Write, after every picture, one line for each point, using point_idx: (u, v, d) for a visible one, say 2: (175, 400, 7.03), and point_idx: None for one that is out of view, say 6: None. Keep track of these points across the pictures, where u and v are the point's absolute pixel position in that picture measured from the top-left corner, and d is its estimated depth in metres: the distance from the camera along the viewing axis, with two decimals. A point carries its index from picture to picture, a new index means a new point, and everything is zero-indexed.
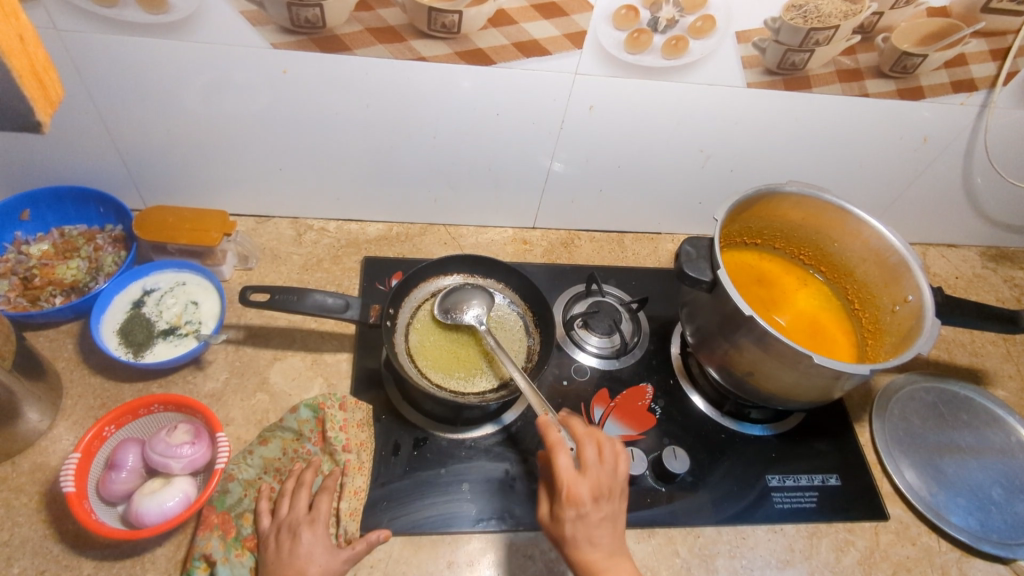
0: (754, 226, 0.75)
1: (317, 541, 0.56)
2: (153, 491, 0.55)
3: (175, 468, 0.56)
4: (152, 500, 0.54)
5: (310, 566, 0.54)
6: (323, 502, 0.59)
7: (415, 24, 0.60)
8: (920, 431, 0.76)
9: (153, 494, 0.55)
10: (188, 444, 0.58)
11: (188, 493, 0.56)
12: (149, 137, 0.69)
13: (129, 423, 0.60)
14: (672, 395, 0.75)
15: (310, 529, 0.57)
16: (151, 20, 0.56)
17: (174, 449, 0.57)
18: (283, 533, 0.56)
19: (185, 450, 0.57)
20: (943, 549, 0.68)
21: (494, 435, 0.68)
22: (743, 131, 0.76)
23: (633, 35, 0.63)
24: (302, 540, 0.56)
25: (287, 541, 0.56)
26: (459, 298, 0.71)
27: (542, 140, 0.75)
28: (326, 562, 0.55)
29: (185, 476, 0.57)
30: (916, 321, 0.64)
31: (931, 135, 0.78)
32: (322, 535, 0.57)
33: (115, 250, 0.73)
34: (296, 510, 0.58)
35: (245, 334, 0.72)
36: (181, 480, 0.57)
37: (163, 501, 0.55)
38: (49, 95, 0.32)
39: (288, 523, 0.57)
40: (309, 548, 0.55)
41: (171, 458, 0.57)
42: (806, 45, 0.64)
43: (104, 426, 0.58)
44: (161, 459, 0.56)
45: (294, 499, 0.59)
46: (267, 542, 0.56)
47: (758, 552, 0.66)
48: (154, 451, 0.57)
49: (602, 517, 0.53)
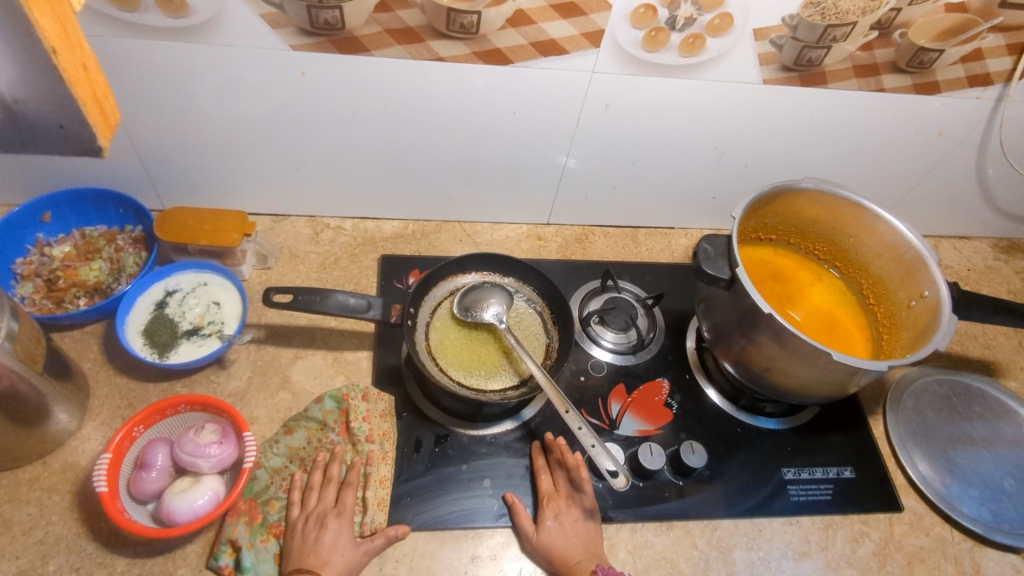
0: (770, 222, 0.76)
1: (342, 532, 0.58)
2: (184, 490, 0.56)
3: (204, 467, 0.57)
4: (182, 499, 0.55)
5: (333, 557, 0.56)
6: (349, 496, 0.60)
7: (434, 24, 0.60)
8: (933, 423, 0.77)
9: (184, 493, 0.55)
10: (216, 443, 0.58)
11: (217, 492, 0.57)
12: (168, 138, 0.70)
13: (158, 423, 0.61)
14: (688, 390, 0.76)
15: (337, 520, 0.58)
16: (173, 24, 0.56)
17: (202, 449, 0.57)
18: (310, 521, 0.58)
19: (213, 449, 0.58)
20: (956, 539, 0.69)
21: (514, 431, 0.69)
22: (759, 127, 0.76)
23: (650, 34, 0.62)
24: (328, 530, 0.57)
25: (313, 531, 0.57)
26: (478, 297, 0.72)
27: (558, 137, 0.75)
28: (349, 554, 0.57)
29: (214, 474, 0.58)
30: (932, 317, 0.64)
31: (946, 129, 0.78)
32: (347, 527, 0.58)
33: (135, 250, 0.74)
34: (323, 502, 0.60)
35: (266, 333, 0.72)
36: (210, 479, 0.57)
37: (193, 499, 0.55)
38: (112, 122, 0.31)
39: (316, 514, 0.59)
40: (334, 539, 0.57)
41: (200, 457, 0.57)
42: (823, 41, 0.64)
43: (134, 427, 0.59)
44: (190, 458, 0.57)
45: (322, 492, 0.60)
46: (294, 532, 0.58)
47: (774, 544, 0.67)
48: (183, 451, 0.57)
49: (574, 522, 0.61)
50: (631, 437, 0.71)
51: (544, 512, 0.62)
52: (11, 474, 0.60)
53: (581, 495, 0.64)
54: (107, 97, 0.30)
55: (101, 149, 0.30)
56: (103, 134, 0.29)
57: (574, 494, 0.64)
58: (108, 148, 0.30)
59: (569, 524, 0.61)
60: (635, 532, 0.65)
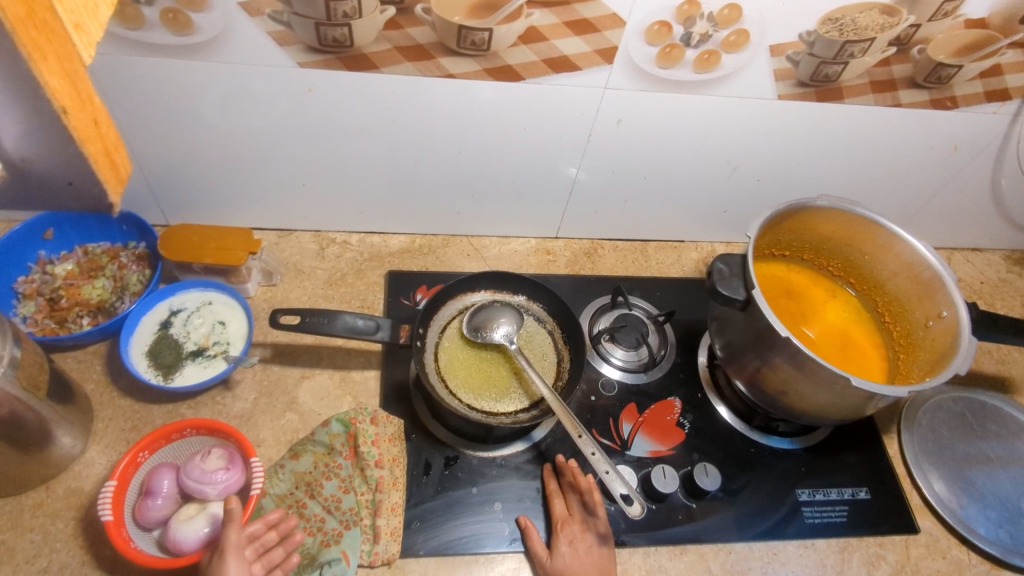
0: (783, 239, 0.75)
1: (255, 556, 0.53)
2: (190, 517, 0.55)
3: (210, 495, 0.56)
4: (189, 528, 0.54)
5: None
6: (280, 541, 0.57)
7: (444, 41, 0.59)
8: (948, 442, 0.76)
9: (190, 521, 0.55)
10: (222, 469, 0.57)
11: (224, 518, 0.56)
12: (173, 154, 0.68)
13: (163, 448, 0.60)
14: (700, 409, 0.74)
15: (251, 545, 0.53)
16: (178, 41, 0.55)
17: (208, 475, 0.56)
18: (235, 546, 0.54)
19: (220, 476, 0.57)
20: (973, 562, 0.68)
21: (524, 453, 0.68)
22: (772, 142, 0.75)
23: (665, 50, 0.61)
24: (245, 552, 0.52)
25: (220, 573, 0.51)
26: (488, 316, 0.70)
27: (568, 151, 0.74)
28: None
29: (220, 500, 0.57)
30: (952, 339, 0.63)
31: (961, 143, 0.77)
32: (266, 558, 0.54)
33: (139, 268, 0.73)
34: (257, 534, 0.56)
35: (272, 352, 0.71)
36: (217, 506, 0.56)
37: (199, 527, 0.55)
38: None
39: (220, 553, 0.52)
40: None
41: (207, 484, 0.56)
42: (841, 57, 0.62)
43: (139, 452, 0.58)
44: (196, 485, 0.56)
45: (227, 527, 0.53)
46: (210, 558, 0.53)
47: (789, 568, 0.66)
48: (189, 477, 0.56)
49: (588, 549, 0.60)
50: (644, 458, 0.70)
51: (557, 539, 0.61)
52: (14, 500, 0.59)
53: (594, 519, 0.62)
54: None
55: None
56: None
57: (586, 518, 0.62)
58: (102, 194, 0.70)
59: (583, 551, 0.60)
60: (648, 556, 0.64)
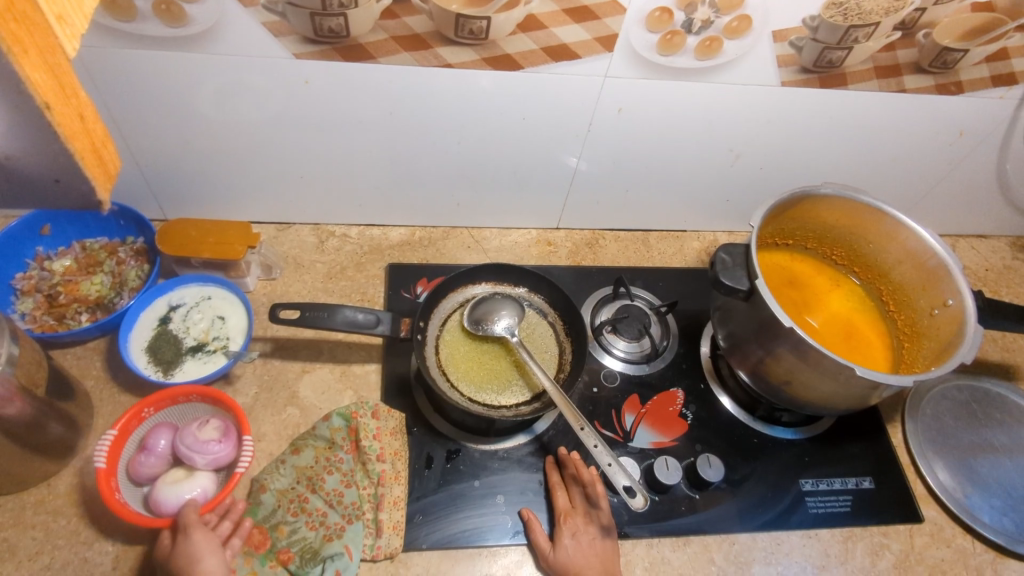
0: (787, 228, 0.74)
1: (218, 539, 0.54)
2: (177, 481, 0.56)
3: (199, 463, 0.57)
4: (173, 491, 0.56)
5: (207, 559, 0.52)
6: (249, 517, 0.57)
7: (442, 30, 0.58)
8: (953, 430, 0.75)
9: (176, 485, 0.56)
10: (216, 442, 0.58)
11: (207, 489, 0.57)
12: (169, 147, 0.68)
13: (168, 408, 0.61)
14: (703, 399, 0.74)
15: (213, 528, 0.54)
16: (171, 33, 0.54)
17: (202, 444, 0.57)
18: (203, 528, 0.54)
19: (212, 447, 0.57)
20: (977, 550, 0.68)
21: (527, 446, 0.68)
22: (775, 131, 0.74)
23: (666, 37, 0.60)
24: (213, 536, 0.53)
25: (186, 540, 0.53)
26: (489, 308, 0.70)
27: (569, 141, 0.73)
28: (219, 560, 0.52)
29: (208, 470, 0.58)
30: (957, 327, 0.63)
31: (967, 129, 0.76)
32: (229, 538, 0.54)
33: (137, 263, 0.72)
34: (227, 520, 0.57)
35: (272, 347, 0.71)
36: (203, 475, 0.57)
37: (183, 492, 0.56)
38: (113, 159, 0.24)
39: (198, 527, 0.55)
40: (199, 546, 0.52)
41: (198, 452, 0.57)
42: (845, 42, 0.61)
43: (144, 408, 0.59)
44: (187, 451, 0.57)
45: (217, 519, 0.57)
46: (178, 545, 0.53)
47: (793, 558, 0.66)
48: (183, 443, 0.57)
49: (591, 541, 0.60)
50: (646, 449, 0.69)
51: (561, 531, 0.60)
52: (16, 497, 0.59)
53: (598, 510, 0.62)
54: (109, 141, 0.22)
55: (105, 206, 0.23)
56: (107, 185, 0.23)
57: (590, 509, 0.62)
58: None
59: (586, 543, 0.59)
60: (651, 548, 0.64)
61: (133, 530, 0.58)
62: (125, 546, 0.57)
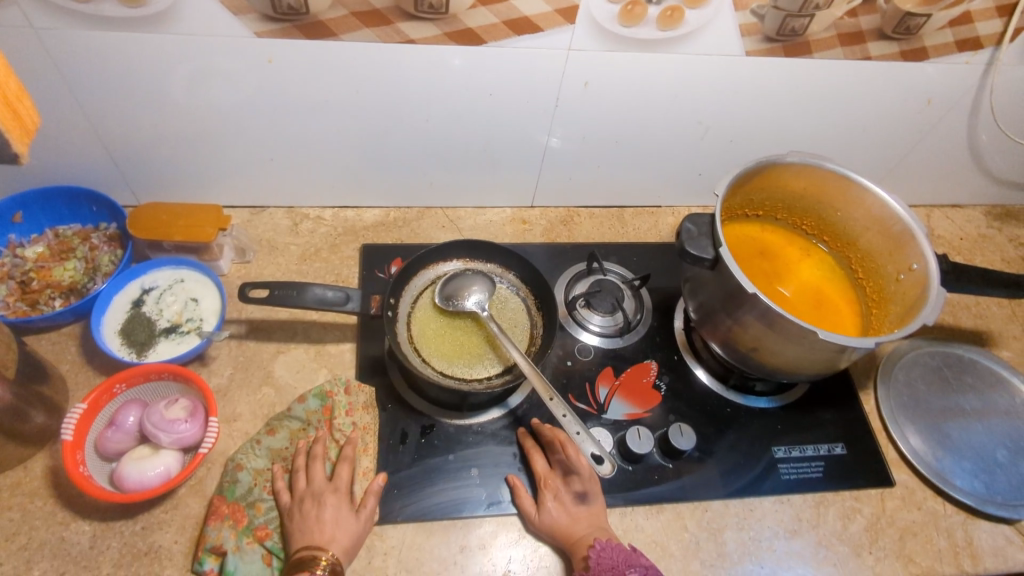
0: (756, 199, 0.74)
1: (341, 509, 0.58)
2: (140, 458, 0.57)
3: (163, 441, 0.58)
4: (136, 467, 0.57)
5: (339, 534, 0.56)
6: (342, 471, 0.61)
7: (401, 4, 0.58)
8: (924, 396, 0.76)
9: (139, 462, 0.57)
10: (182, 421, 0.59)
11: (169, 467, 0.58)
12: (137, 132, 0.68)
13: (140, 385, 0.62)
14: (676, 370, 0.75)
15: (334, 496, 0.58)
16: (131, 14, 0.55)
17: (168, 422, 0.58)
18: (305, 503, 0.58)
19: (178, 426, 0.58)
20: (948, 512, 0.69)
21: (501, 419, 0.68)
22: (743, 103, 0.74)
23: (627, 8, 0.60)
24: (328, 508, 0.57)
25: (312, 510, 0.57)
26: (460, 284, 0.70)
27: (537, 117, 0.73)
28: (354, 528, 0.58)
29: (173, 449, 0.59)
30: (921, 291, 0.64)
31: (935, 96, 0.76)
32: (345, 502, 0.59)
33: (110, 249, 0.73)
34: (314, 482, 0.59)
35: (247, 328, 0.71)
36: (167, 454, 0.58)
37: (144, 470, 0.57)
38: (29, 125, 0.37)
39: (310, 493, 0.58)
40: (334, 515, 0.57)
41: (163, 431, 0.58)
42: (806, 9, 0.61)
43: (115, 384, 0.60)
44: (153, 429, 0.58)
45: (310, 472, 0.60)
46: (289, 515, 0.58)
47: (765, 523, 0.67)
48: (150, 420, 0.58)
49: (575, 500, 0.61)
50: (620, 420, 0.70)
51: (543, 494, 0.62)
52: None
53: (578, 474, 0.62)
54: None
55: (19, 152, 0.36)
56: (18, 140, 0.36)
57: (569, 473, 0.63)
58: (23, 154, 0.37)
59: (569, 504, 0.61)
60: (625, 516, 0.65)
61: (109, 510, 0.59)
62: (102, 525, 0.58)
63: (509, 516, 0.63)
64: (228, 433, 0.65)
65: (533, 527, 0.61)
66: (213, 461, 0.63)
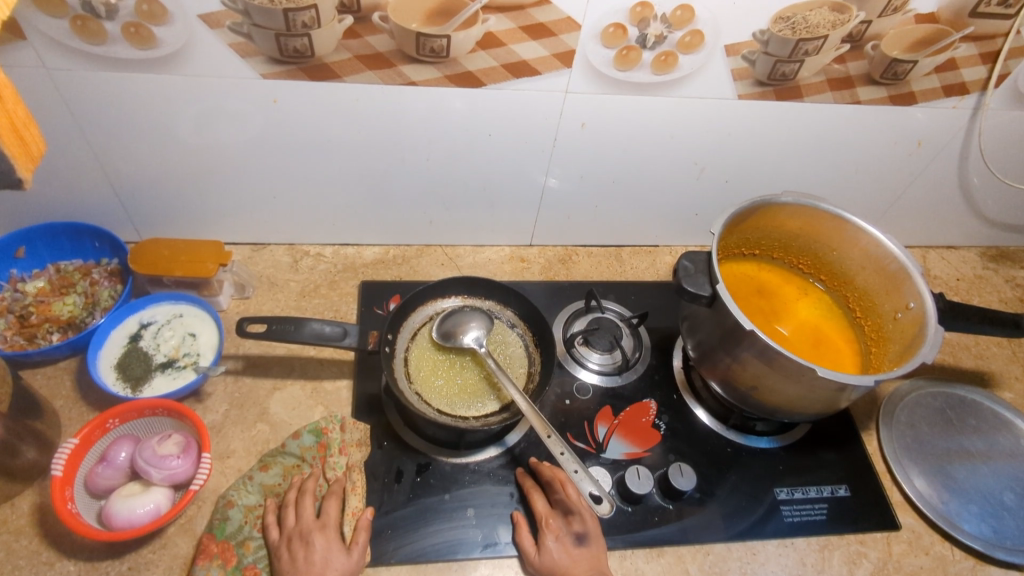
0: (752, 238, 0.75)
1: (331, 547, 0.56)
2: (130, 495, 0.56)
3: (154, 477, 0.57)
4: (126, 504, 0.55)
5: (328, 572, 0.55)
6: (331, 507, 0.59)
7: (403, 49, 0.59)
8: (928, 437, 0.75)
9: (128, 499, 0.56)
10: (175, 456, 0.58)
11: (159, 505, 0.56)
12: (143, 170, 0.69)
13: (134, 421, 0.62)
14: (676, 410, 0.74)
15: (323, 535, 0.57)
16: (140, 55, 0.56)
17: (160, 458, 0.57)
18: (294, 542, 0.57)
19: (170, 462, 0.57)
20: (957, 557, 0.67)
21: (498, 458, 0.67)
22: (737, 145, 0.76)
23: (621, 52, 0.62)
24: (316, 547, 0.56)
25: (301, 550, 0.56)
26: (458, 321, 0.71)
27: (536, 159, 0.75)
28: (345, 565, 0.56)
29: (164, 485, 0.58)
30: (919, 328, 0.64)
31: (925, 140, 0.78)
32: (335, 541, 0.57)
33: (111, 283, 0.74)
34: (304, 519, 0.58)
35: (244, 364, 0.71)
36: (157, 491, 0.57)
37: (133, 507, 0.55)
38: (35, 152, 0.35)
39: (299, 532, 0.57)
40: (324, 554, 0.56)
41: (155, 467, 0.57)
42: (795, 55, 0.63)
43: (108, 419, 0.60)
44: (145, 465, 0.57)
45: (300, 509, 0.59)
46: (278, 554, 0.56)
47: (769, 568, 0.65)
48: (142, 456, 0.57)
49: (576, 541, 0.60)
50: (619, 460, 0.69)
51: (544, 534, 0.60)
52: None
53: (578, 514, 0.61)
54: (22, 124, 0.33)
55: (23, 180, 0.34)
56: (24, 166, 0.33)
57: (569, 513, 0.62)
58: (28, 178, 0.34)
59: (571, 545, 0.59)
60: (624, 559, 0.63)
61: (97, 549, 0.57)
62: (88, 565, 0.56)
63: (505, 559, 0.61)
64: (220, 471, 0.64)
65: (535, 569, 0.59)
66: (204, 499, 0.62)
